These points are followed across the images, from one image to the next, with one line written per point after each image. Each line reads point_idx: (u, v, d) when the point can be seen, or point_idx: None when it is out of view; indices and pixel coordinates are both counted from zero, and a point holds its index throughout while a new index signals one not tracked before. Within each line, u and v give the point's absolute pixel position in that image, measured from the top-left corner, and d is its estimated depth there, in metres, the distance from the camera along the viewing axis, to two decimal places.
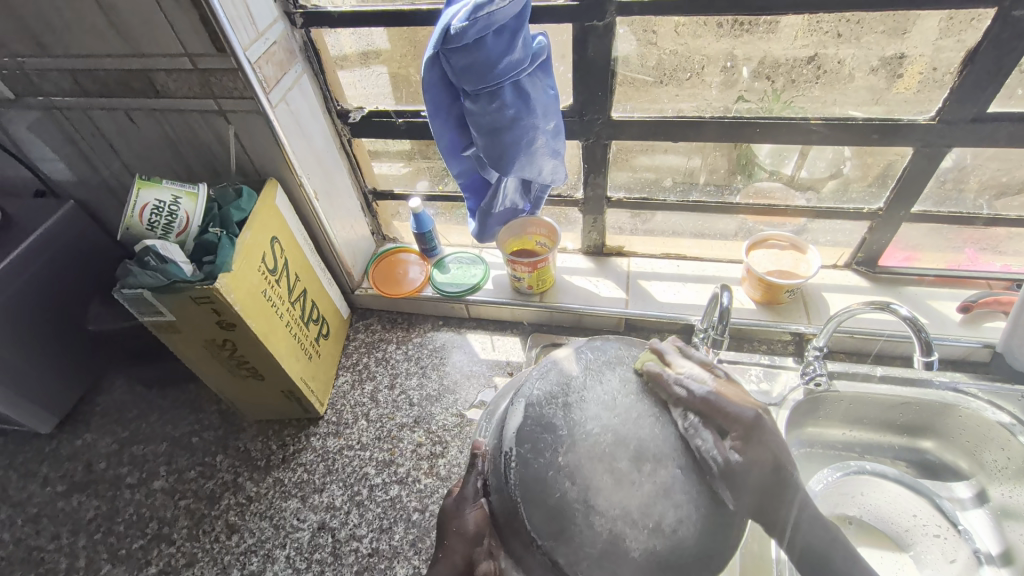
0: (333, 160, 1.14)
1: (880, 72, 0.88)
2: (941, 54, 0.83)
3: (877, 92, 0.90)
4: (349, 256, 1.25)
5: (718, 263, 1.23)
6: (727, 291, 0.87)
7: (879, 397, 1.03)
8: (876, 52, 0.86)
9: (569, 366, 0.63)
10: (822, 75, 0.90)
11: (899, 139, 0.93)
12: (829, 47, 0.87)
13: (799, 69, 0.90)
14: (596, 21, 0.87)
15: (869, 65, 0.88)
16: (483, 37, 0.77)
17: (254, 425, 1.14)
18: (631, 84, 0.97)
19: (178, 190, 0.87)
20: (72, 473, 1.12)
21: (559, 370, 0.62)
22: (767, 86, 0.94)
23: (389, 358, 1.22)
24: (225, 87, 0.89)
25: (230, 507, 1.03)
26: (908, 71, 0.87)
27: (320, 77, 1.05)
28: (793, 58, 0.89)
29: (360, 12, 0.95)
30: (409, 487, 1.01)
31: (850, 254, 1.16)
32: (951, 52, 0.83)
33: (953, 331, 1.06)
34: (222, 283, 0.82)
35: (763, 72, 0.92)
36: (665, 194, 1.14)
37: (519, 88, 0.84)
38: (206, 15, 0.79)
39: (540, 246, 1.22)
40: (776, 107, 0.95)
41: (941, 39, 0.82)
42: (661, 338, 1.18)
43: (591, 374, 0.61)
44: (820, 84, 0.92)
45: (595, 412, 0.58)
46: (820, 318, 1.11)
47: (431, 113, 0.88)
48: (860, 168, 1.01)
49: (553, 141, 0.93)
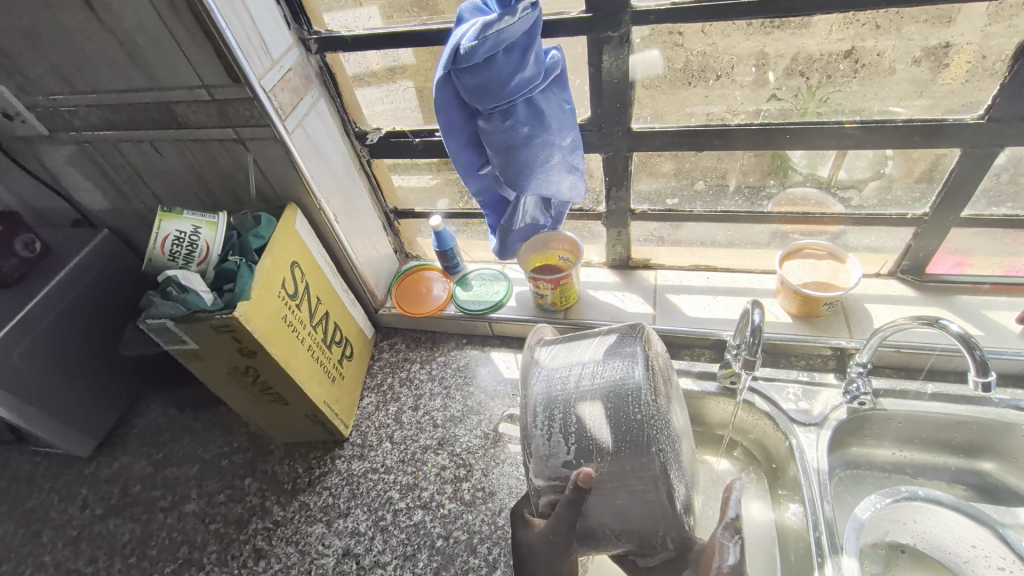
0: (354, 182, 1.14)
1: (925, 62, 0.81)
2: (990, 41, 0.77)
3: (921, 84, 0.83)
4: (372, 276, 1.25)
5: (751, 273, 1.18)
6: (759, 308, 0.82)
7: (931, 417, 0.97)
8: (917, 43, 0.79)
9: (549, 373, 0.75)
10: (859, 69, 0.84)
11: (944, 140, 0.86)
12: (867, 40, 0.81)
13: (834, 64, 0.84)
14: (612, 32, 0.85)
15: (911, 56, 0.81)
16: (493, 56, 0.76)
17: (282, 448, 1.15)
18: (652, 94, 0.93)
19: (199, 220, 0.88)
20: (109, 496, 1.15)
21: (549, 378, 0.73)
22: (801, 83, 0.87)
23: (413, 379, 1.21)
24: (243, 116, 0.90)
25: (258, 532, 1.04)
26: (954, 61, 0.80)
27: (337, 100, 1.05)
28: (827, 53, 0.83)
29: (373, 36, 0.94)
30: (433, 511, 1.00)
31: (894, 263, 1.08)
32: (1002, 39, 0.76)
33: (1015, 344, 0.97)
34: (241, 311, 0.83)
35: (796, 68, 0.86)
36: (692, 204, 1.09)
37: (532, 105, 0.82)
38: (221, 47, 0.81)
39: (564, 261, 1.18)
40: (810, 105, 0.89)
41: (990, 26, 0.75)
42: (692, 354, 1.11)
43: (559, 364, 0.75)
44: (858, 79, 0.85)
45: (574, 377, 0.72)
46: (864, 331, 1.04)
47: (445, 133, 0.87)
48: (904, 165, 0.93)
49: (571, 157, 0.91)
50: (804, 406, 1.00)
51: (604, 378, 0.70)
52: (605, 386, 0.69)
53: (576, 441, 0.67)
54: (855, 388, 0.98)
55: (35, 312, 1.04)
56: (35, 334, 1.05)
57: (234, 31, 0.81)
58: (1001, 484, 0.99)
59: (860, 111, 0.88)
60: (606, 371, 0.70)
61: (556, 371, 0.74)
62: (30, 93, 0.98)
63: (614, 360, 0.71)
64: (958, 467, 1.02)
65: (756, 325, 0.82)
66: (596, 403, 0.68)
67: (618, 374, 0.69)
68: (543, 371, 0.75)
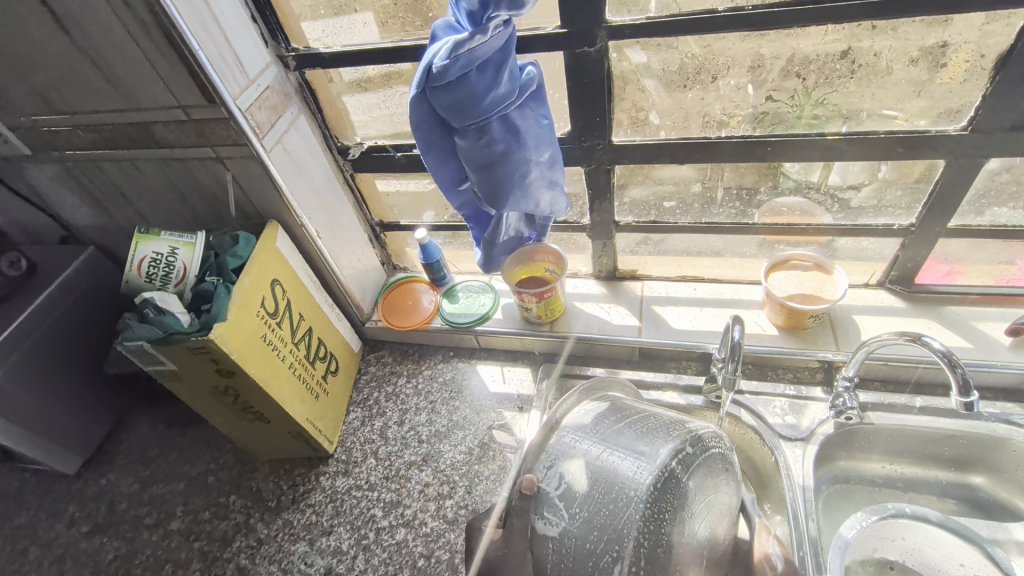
0: (337, 196, 1.13)
1: (922, 63, 0.78)
2: (989, 40, 0.74)
3: (918, 84, 0.80)
4: (358, 289, 1.24)
5: (738, 285, 1.17)
6: (739, 325, 0.82)
7: (918, 431, 0.96)
8: (913, 42, 0.76)
9: (579, 437, 0.63)
10: (856, 70, 0.81)
11: (927, 152, 0.85)
12: (863, 40, 0.78)
13: (831, 65, 0.81)
14: (588, 47, 0.84)
15: (907, 56, 0.78)
16: (467, 74, 0.75)
17: (267, 464, 1.15)
18: (632, 108, 0.92)
19: (175, 241, 0.87)
20: (95, 513, 1.15)
21: (575, 445, 0.63)
22: (799, 85, 0.84)
23: (399, 393, 1.21)
24: (220, 136, 0.89)
25: (241, 550, 1.04)
26: (953, 60, 0.77)
27: (318, 116, 1.04)
28: (824, 53, 0.80)
29: (350, 52, 0.93)
30: (416, 530, 1.00)
31: (883, 273, 1.07)
32: (1000, 37, 0.73)
33: (1004, 357, 0.95)
34: (216, 333, 0.83)
35: (792, 70, 0.83)
36: (676, 215, 1.08)
37: (508, 122, 0.81)
38: (194, 68, 0.80)
39: (549, 273, 1.18)
40: (808, 107, 0.86)
41: (989, 24, 0.73)
42: (678, 367, 1.12)
43: (594, 433, 0.63)
44: (855, 79, 0.82)
45: (591, 447, 0.61)
46: (851, 344, 1.01)
47: (423, 150, 0.86)
48: (898, 170, 0.90)
49: (550, 172, 0.89)
50: (790, 420, 1.00)
51: (629, 456, 0.59)
52: (624, 475, 0.58)
53: (580, 515, 0.57)
54: (842, 403, 0.96)
55: (18, 332, 1.04)
56: (20, 353, 1.05)
57: (208, 52, 0.80)
58: (991, 498, 0.98)
59: (843, 122, 0.87)
60: (648, 455, 0.59)
61: (588, 434, 0.63)
62: (10, 113, 0.98)
63: (653, 449, 0.59)
64: (948, 481, 1.00)
65: (735, 340, 0.82)
66: (604, 481, 0.58)
67: (629, 467, 0.58)
68: (571, 435, 0.64)
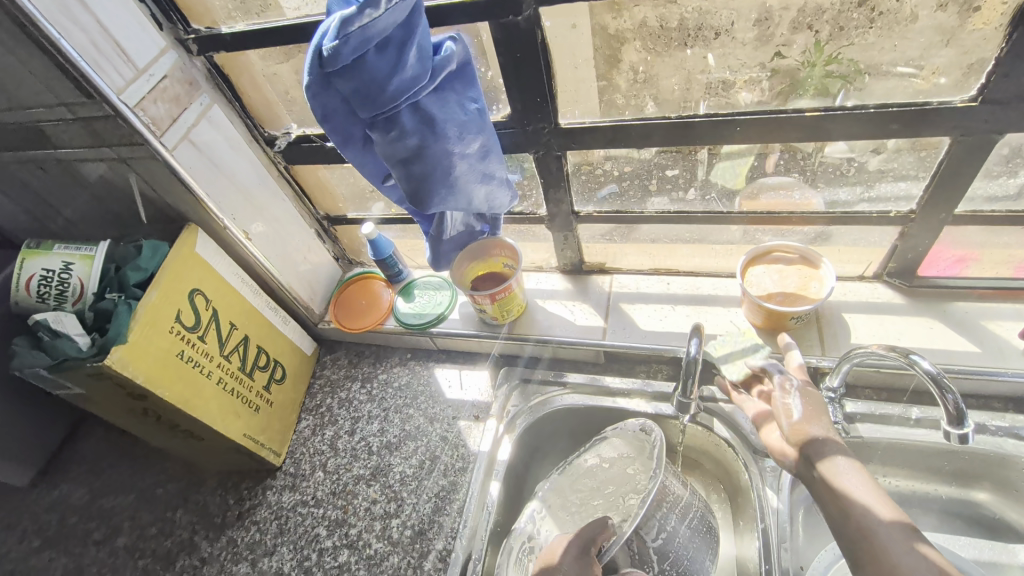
0: (271, 191, 1.04)
1: (952, 6, 0.63)
2: None
3: (947, 30, 0.65)
4: (305, 289, 1.16)
5: (716, 278, 1.05)
6: (696, 339, 0.73)
7: (911, 446, 0.85)
8: None
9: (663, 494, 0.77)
10: (878, 18, 0.66)
11: (927, 129, 0.71)
12: None
13: (848, 12, 0.66)
14: (514, 16, 0.71)
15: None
16: (362, 55, 0.63)
17: (215, 477, 1.11)
18: (578, 85, 0.80)
19: (71, 255, 0.82)
20: (46, 527, 1.13)
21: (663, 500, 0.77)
22: (811, 36, 0.69)
23: (352, 400, 1.14)
24: (113, 134, 0.80)
25: (184, 569, 1.00)
26: None
27: (237, 103, 0.93)
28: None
29: (252, 31, 0.81)
30: (359, 552, 0.94)
31: (880, 264, 0.93)
32: None
33: (1018, 363, 0.82)
34: (113, 358, 0.75)
35: (804, 18, 0.67)
36: (651, 198, 0.94)
37: (420, 110, 0.70)
38: (60, 60, 0.70)
39: (508, 269, 1.07)
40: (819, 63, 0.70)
41: None
42: (647, 371, 1.02)
43: (673, 503, 0.78)
44: (876, 29, 0.67)
45: (677, 518, 0.78)
46: (839, 348, 0.90)
47: (340, 144, 0.75)
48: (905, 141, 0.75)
49: (483, 164, 0.78)
50: None
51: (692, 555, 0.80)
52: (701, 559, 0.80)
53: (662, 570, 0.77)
54: None
55: None
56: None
57: (72, 40, 0.70)
58: (1000, 519, 0.86)
59: (831, 95, 0.72)
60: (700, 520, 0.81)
61: (672, 502, 0.78)
62: None
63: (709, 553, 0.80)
64: (950, 497, 0.90)
65: (693, 358, 0.73)
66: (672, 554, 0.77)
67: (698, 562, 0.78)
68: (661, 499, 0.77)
